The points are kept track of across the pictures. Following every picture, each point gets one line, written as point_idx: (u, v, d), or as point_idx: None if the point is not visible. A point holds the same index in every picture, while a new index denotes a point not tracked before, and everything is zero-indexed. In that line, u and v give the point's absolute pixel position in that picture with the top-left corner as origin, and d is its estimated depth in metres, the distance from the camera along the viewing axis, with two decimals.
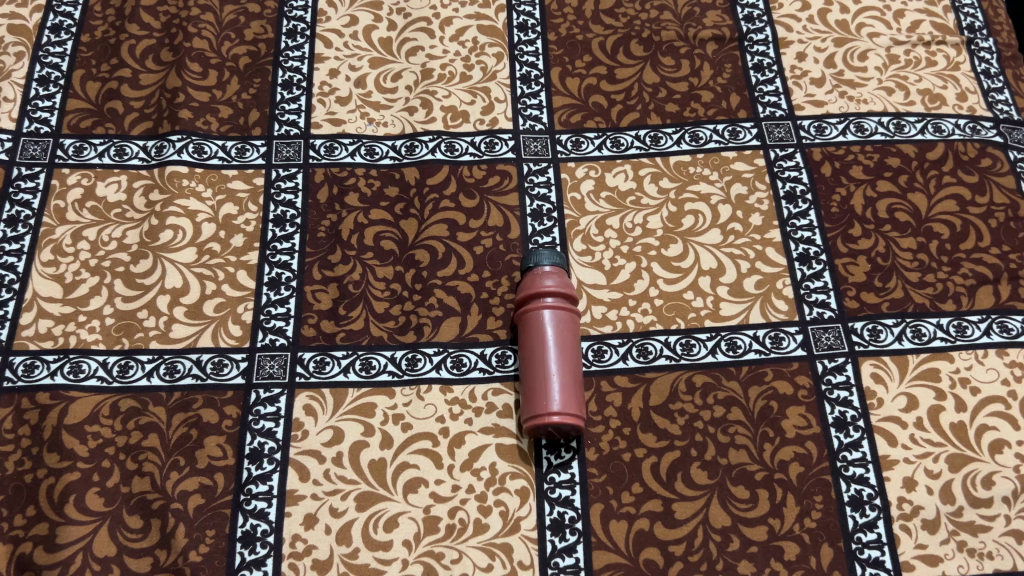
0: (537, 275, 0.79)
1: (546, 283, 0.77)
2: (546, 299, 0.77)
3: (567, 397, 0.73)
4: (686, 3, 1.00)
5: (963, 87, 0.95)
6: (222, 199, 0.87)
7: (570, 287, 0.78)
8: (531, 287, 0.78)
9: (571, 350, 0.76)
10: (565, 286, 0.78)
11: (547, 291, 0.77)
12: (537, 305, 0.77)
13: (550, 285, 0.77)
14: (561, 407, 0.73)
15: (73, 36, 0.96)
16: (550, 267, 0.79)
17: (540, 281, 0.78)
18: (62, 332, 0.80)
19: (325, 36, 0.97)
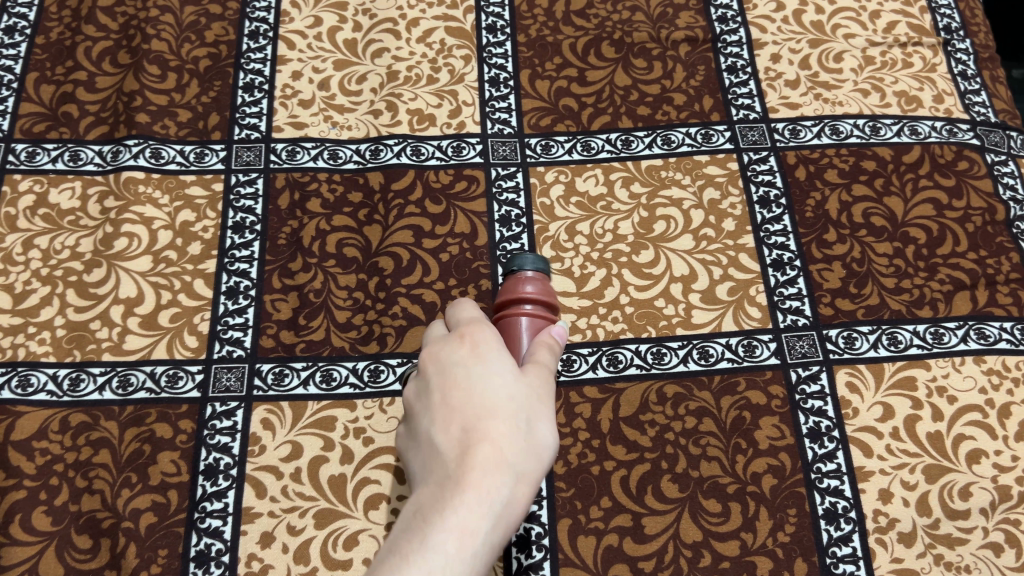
0: (517, 280, 0.67)
1: (527, 289, 0.67)
2: (526, 306, 0.66)
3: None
4: (658, 4, 0.98)
5: (940, 89, 0.93)
6: (179, 206, 0.84)
7: (552, 296, 0.68)
8: (513, 291, 0.67)
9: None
10: (548, 294, 0.67)
11: (529, 299, 0.66)
12: (517, 312, 0.65)
13: (533, 291, 0.66)
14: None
15: (27, 38, 0.93)
16: (533, 271, 0.69)
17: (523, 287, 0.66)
18: (11, 344, 0.77)
19: (288, 38, 0.94)
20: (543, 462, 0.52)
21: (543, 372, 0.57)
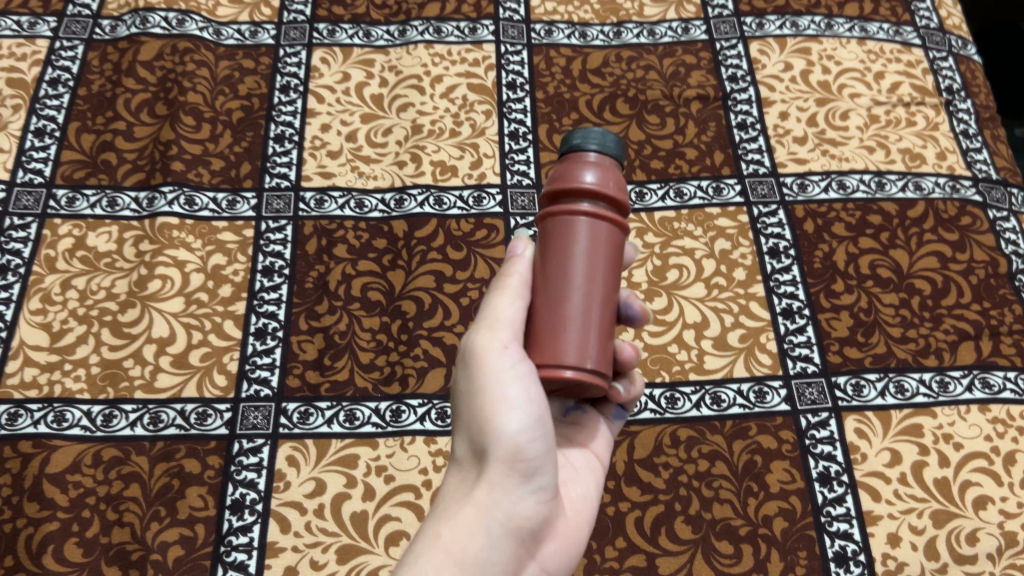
0: (571, 164, 0.50)
1: (583, 172, 0.50)
2: (583, 203, 0.50)
3: (600, 347, 0.51)
4: (671, 63, 1.03)
5: (943, 147, 0.97)
6: (211, 250, 0.88)
7: (619, 188, 0.51)
8: (558, 178, 0.51)
9: (590, 275, 0.51)
10: (613, 184, 0.50)
11: (586, 189, 0.50)
12: (565, 204, 0.50)
13: (592, 181, 0.50)
14: (592, 366, 0.50)
15: (70, 89, 0.97)
16: (596, 151, 0.51)
17: (575, 174, 0.50)
18: (47, 381, 0.80)
19: (317, 92, 0.99)
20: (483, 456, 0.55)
21: (487, 324, 0.54)
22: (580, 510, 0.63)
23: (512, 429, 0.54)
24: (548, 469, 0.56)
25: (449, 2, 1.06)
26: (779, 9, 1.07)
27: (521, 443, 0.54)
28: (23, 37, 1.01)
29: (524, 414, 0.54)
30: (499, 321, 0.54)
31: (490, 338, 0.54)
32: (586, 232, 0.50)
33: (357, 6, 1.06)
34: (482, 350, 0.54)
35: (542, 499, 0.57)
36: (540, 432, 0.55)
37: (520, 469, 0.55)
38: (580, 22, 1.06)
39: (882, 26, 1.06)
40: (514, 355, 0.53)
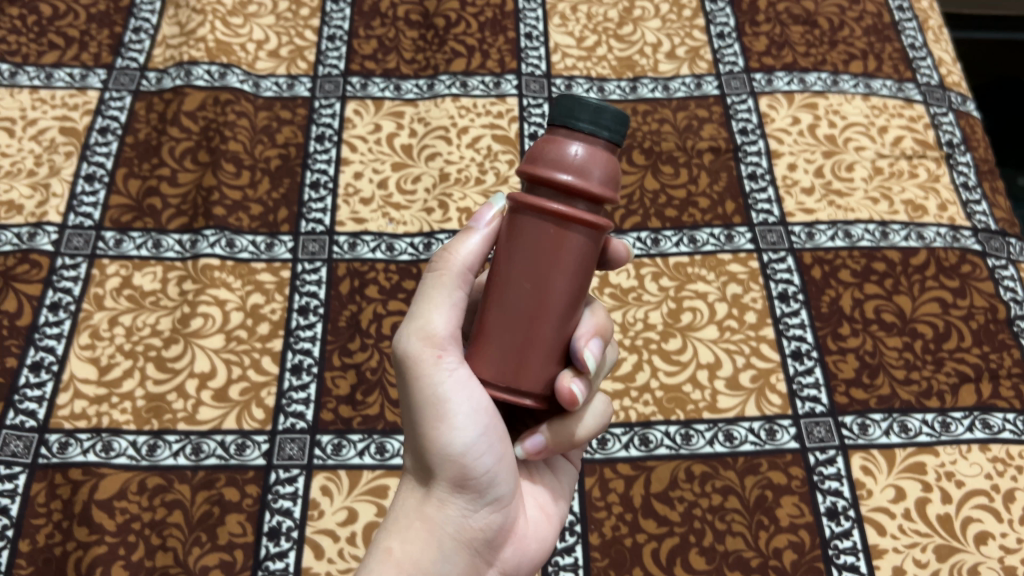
0: (556, 147, 0.45)
1: (564, 165, 0.44)
2: (558, 203, 0.45)
3: (546, 370, 0.50)
4: (684, 116, 1.08)
5: (944, 198, 1.02)
6: (250, 290, 0.93)
7: (606, 184, 0.45)
8: (535, 167, 0.45)
9: (548, 288, 0.47)
10: (597, 179, 0.45)
11: (563, 187, 0.45)
12: (538, 197, 0.46)
13: (571, 177, 0.44)
14: (535, 393, 0.50)
15: (118, 138, 1.04)
16: (586, 134, 0.45)
17: (552, 168, 0.45)
18: (96, 412, 0.85)
19: (350, 142, 1.04)
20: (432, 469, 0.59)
21: (421, 337, 0.56)
22: (545, 509, 0.68)
23: (453, 445, 0.57)
24: (498, 480, 0.60)
25: (475, 57, 1.12)
26: (788, 66, 1.13)
27: (464, 458, 0.58)
28: (75, 88, 1.08)
29: (464, 429, 0.57)
30: (430, 335, 0.56)
31: (421, 353, 0.56)
32: (552, 239, 0.46)
33: (388, 60, 1.12)
34: (414, 365, 0.56)
35: (497, 507, 0.61)
36: (483, 443, 0.58)
37: (466, 483, 0.59)
38: (598, 76, 1.12)
39: (885, 82, 1.12)
40: (446, 368, 0.56)
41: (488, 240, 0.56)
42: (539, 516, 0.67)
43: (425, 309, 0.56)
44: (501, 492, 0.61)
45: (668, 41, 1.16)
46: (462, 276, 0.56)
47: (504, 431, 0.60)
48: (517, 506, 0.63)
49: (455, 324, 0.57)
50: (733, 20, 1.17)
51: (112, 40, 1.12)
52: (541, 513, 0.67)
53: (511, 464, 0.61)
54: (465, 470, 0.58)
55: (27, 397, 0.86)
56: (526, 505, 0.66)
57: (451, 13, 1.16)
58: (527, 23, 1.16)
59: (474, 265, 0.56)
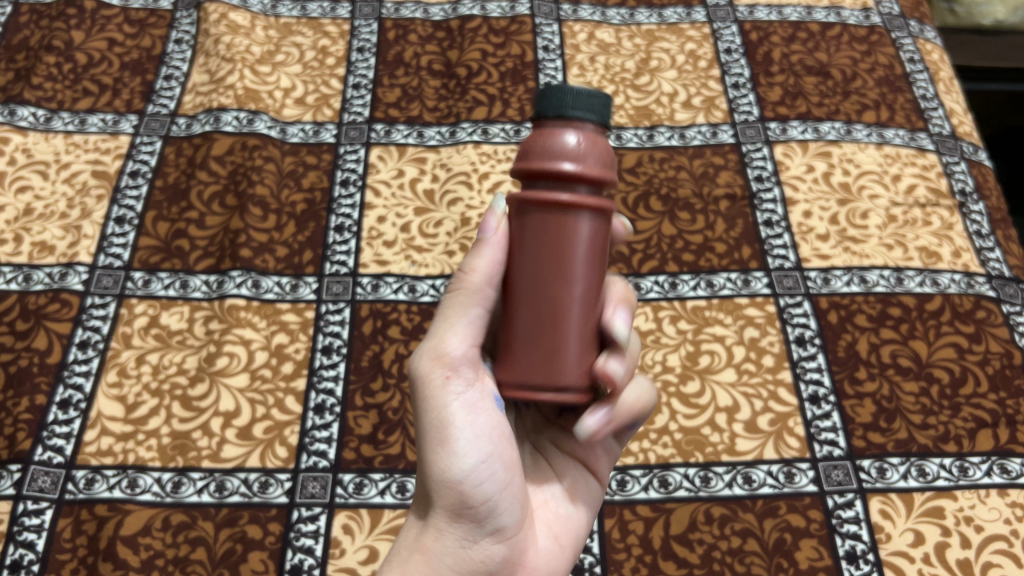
0: (551, 135, 0.48)
1: (564, 150, 0.47)
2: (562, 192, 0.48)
3: (582, 364, 0.51)
4: (700, 163, 1.10)
5: (958, 246, 1.03)
6: (274, 330, 0.95)
7: (603, 163, 0.48)
8: (537, 156, 0.48)
9: (560, 284, 0.50)
10: (595, 158, 0.48)
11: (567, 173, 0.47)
12: (539, 191, 0.49)
13: (572, 165, 0.47)
14: (575, 387, 0.51)
15: (148, 181, 1.06)
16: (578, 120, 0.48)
17: (554, 156, 0.47)
18: (122, 449, 0.86)
19: (375, 187, 1.07)
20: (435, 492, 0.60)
21: (433, 357, 0.59)
22: (558, 539, 0.68)
23: (453, 468, 0.59)
24: (499, 509, 0.61)
25: (496, 105, 1.15)
26: (802, 115, 1.15)
27: (463, 484, 0.59)
28: (107, 133, 1.11)
29: (466, 452, 0.59)
30: (439, 354, 0.58)
31: (429, 373, 0.59)
32: (560, 228, 0.49)
33: (411, 108, 1.15)
34: (423, 386, 0.59)
35: (499, 538, 0.62)
36: (483, 469, 0.59)
37: (467, 510, 0.60)
38: (615, 125, 1.14)
39: (898, 132, 1.14)
40: (452, 390, 0.58)
41: (501, 248, 0.54)
42: (551, 546, 0.67)
43: (440, 330, 0.59)
44: (502, 522, 0.61)
45: (684, 90, 1.18)
46: (480, 290, 0.56)
47: (509, 458, 0.61)
48: (524, 539, 0.64)
49: (469, 344, 0.59)
50: (748, 71, 1.20)
51: (145, 87, 1.16)
52: (553, 543, 0.67)
53: (514, 494, 0.62)
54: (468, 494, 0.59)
55: (55, 433, 0.87)
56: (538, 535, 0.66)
57: (472, 63, 1.19)
58: (547, 72, 1.19)
59: (495, 279, 0.56)
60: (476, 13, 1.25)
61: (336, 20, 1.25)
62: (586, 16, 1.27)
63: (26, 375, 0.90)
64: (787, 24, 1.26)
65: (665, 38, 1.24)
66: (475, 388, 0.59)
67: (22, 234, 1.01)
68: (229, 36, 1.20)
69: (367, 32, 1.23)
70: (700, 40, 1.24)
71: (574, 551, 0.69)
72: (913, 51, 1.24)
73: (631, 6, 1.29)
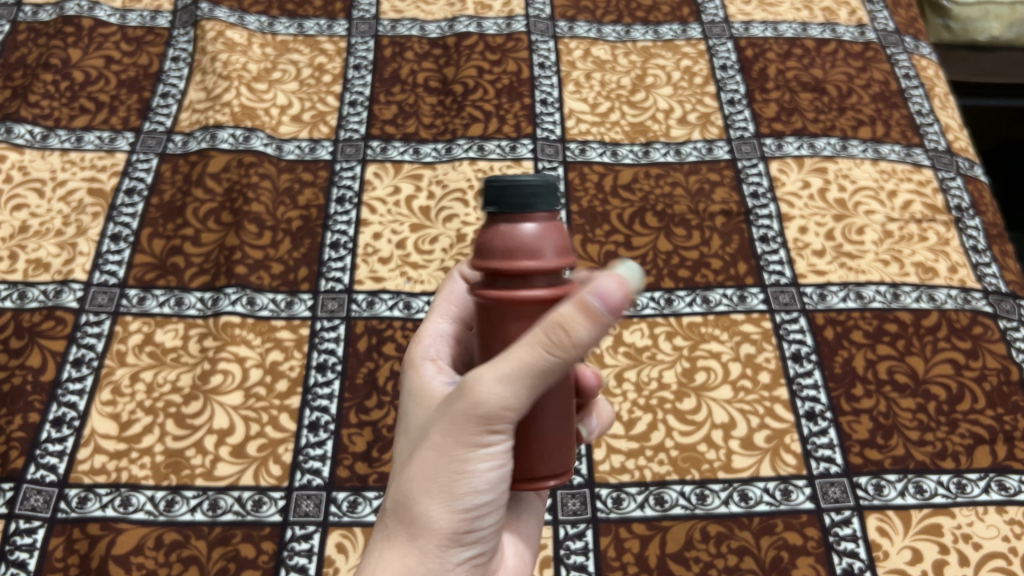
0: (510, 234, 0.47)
1: (521, 253, 0.47)
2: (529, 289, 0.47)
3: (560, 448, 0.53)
4: (696, 179, 1.10)
5: (954, 261, 1.03)
6: (269, 347, 0.95)
7: (562, 251, 0.48)
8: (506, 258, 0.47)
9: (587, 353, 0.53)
10: (555, 249, 0.47)
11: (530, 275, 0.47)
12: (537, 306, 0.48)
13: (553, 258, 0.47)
14: (558, 469, 0.53)
15: (144, 199, 1.06)
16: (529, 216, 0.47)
17: (517, 258, 0.47)
18: (115, 467, 0.86)
19: (370, 203, 1.07)
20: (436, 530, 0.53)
21: (490, 405, 0.49)
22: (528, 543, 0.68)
23: (461, 519, 0.53)
24: (487, 549, 0.57)
25: (492, 122, 1.15)
26: (798, 131, 1.15)
27: (464, 533, 0.54)
28: (104, 150, 1.11)
29: (480, 507, 0.54)
30: (501, 411, 0.49)
31: (479, 422, 0.50)
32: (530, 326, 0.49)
33: (408, 125, 1.15)
34: (467, 426, 0.50)
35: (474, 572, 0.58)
36: (490, 522, 0.55)
37: (459, 553, 0.56)
38: (611, 141, 1.15)
39: (893, 147, 1.14)
40: (494, 447, 0.51)
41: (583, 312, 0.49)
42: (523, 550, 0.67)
43: (498, 378, 0.48)
44: (483, 560, 0.58)
45: (680, 106, 1.18)
46: (559, 347, 0.46)
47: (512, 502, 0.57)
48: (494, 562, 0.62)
49: (521, 405, 0.49)
50: (743, 88, 1.20)
51: (141, 105, 1.16)
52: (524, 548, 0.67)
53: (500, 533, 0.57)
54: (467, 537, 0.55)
55: (48, 451, 0.87)
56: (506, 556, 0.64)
57: (468, 80, 1.19)
58: (543, 90, 1.19)
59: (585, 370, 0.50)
60: (472, 30, 1.26)
61: (333, 37, 1.25)
62: (582, 32, 1.27)
63: (20, 394, 0.90)
64: (782, 41, 1.26)
65: (661, 55, 1.25)
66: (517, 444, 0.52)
67: (17, 252, 1.01)
68: (225, 54, 1.20)
69: (364, 50, 1.24)
70: (696, 57, 1.24)
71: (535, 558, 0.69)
72: (908, 67, 1.24)
73: (627, 23, 1.29)
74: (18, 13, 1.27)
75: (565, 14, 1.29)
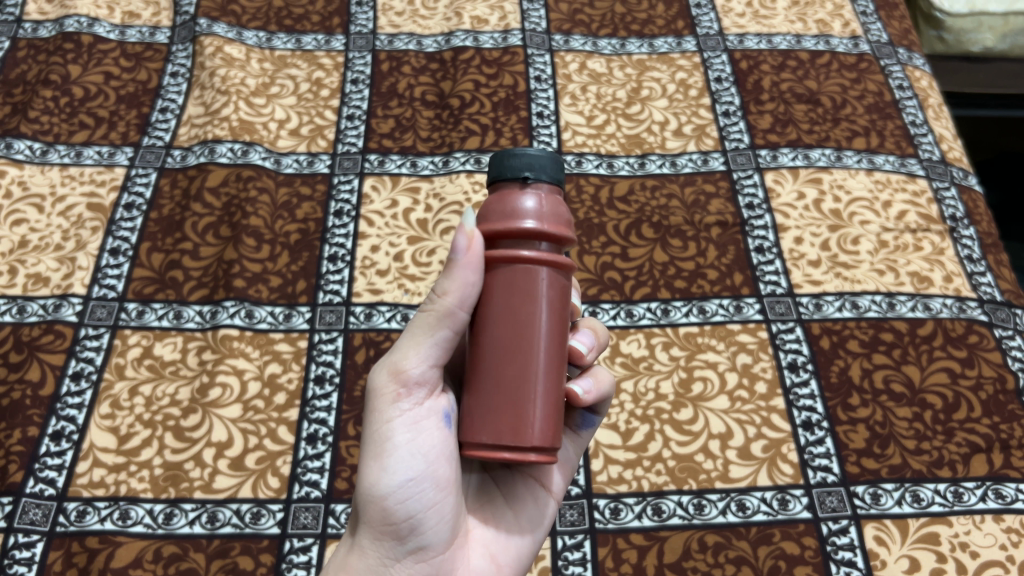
0: (513, 198, 0.53)
1: (521, 215, 0.52)
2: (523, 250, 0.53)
3: (547, 427, 0.53)
4: (692, 191, 1.11)
5: (949, 270, 1.04)
6: (268, 359, 0.95)
7: (562, 223, 0.53)
8: (500, 222, 0.53)
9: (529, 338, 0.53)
10: (553, 220, 0.53)
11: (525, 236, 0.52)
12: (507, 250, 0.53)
13: (535, 222, 0.52)
14: (538, 445, 0.53)
15: (143, 213, 1.07)
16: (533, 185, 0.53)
17: (514, 218, 0.52)
18: (114, 481, 0.86)
19: (368, 216, 1.08)
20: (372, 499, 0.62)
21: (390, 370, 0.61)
22: (496, 560, 0.68)
23: (381, 483, 0.61)
24: (423, 527, 0.63)
25: (488, 135, 1.16)
26: (792, 142, 1.16)
27: (388, 499, 0.61)
28: (103, 165, 1.12)
29: (395, 470, 0.61)
30: (399, 372, 0.60)
31: (387, 384, 0.61)
32: (525, 287, 0.53)
33: (405, 138, 1.16)
34: (376, 397, 0.62)
35: (423, 557, 0.63)
36: (411, 487, 0.61)
37: (390, 526, 0.62)
38: (607, 153, 1.15)
39: (888, 158, 1.15)
40: (400, 406, 0.61)
41: (472, 265, 0.53)
42: (487, 565, 0.67)
43: (405, 349, 0.60)
44: (426, 541, 0.63)
45: (675, 119, 1.19)
46: (452, 314, 0.56)
47: (441, 478, 0.63)
48: (453, 560, 0.65)
49: (428, 366, 0.60)
50: (738, 100, 1.21)
51: (140, 119, 1.17)
52: (489, 563, 0.68)
53: (442, 515, 0.63)
54: (401, 509, 0.62)
55: (47, 465, 0.87)
56: (471, 554, 0.67)
57: (465, 94, 1.20)
58: (539, 103, 1.20)
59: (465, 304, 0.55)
60: (468, 44, 1.27)
61: (331, 52, 1.26)
62: (577, 46, 1.28)
63: (19, 408, 0.90)
64: (777, 53, 1.27)
65: (656, 68, 1.25)
66: (421, 407, 0.62)
67: (17, 267, 1.02)
68: (224, 69, 1.21)
69: (361, 64, 1.25)
70: (691, 70, 1.25)
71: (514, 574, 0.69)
72: (902, 77, 1.25)
73: (623, 36, 1.30)
74: (18, 30, 1.28)
75: (561, 28, 1.30)
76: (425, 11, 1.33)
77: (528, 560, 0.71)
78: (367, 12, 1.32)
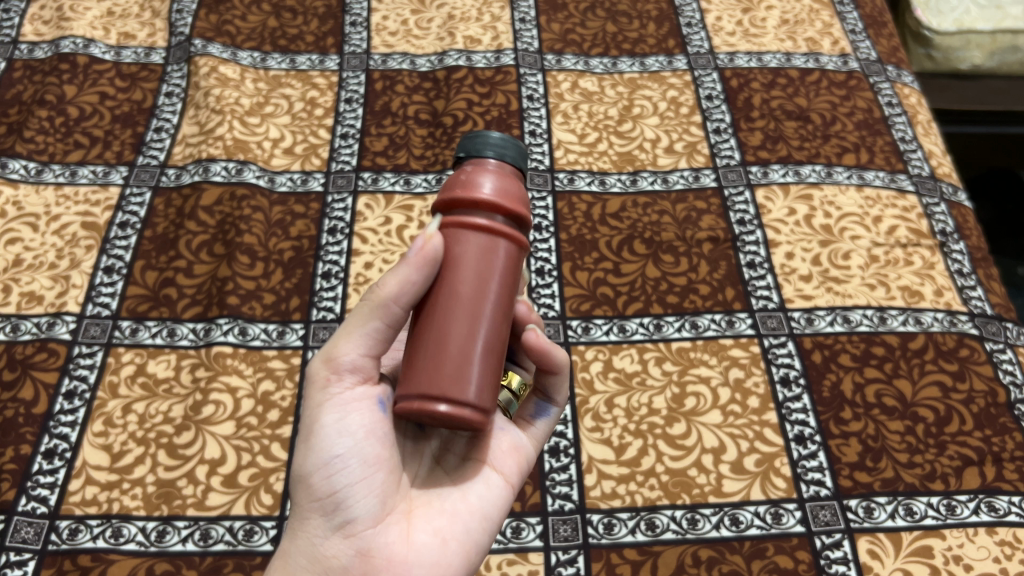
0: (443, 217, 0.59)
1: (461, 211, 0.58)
2: (480, 219, 0.57)
3: (484, 385, 0.56)
4: (683, 208, 1.12)
5: (940, 284, 1.04)
6: (261, 376, 0.95)
7: (455, 190, 0.58)
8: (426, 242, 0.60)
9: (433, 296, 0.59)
10: (510, 195, 0.57)
11: (485, 206, 0.57)
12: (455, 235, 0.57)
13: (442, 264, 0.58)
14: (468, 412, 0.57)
15: (137, 231, 1.08)
16: (495, 161, 0.59)
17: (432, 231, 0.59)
18: (106, 499, 0.86)
19: (362, 234, 1.08)
20: (305, 480, 0.63)
21: (325, 358, 0.64)
22: (440, 534, 0.65)
23: (311, 462, 0.63)
24: (351, 501, 0.63)
25: None
26: (783, 158, 1.17)
27: (315, 476, 0.63)
28: (98, 184, 1.12)
29: (324, 447, 0.63)
30: (330, 360, 0.63)
31: (318, 369, 0.64)
32: (481, 249, 0.57)
33: (399, 156, 1.17)
34: (309, 385, 0.65)
35: (352, 535, 0.63)
36: (339, 461, 0.63)
37: (318, 504, 0.63)
38: (599, 171, 1.16)
39: (878, 173, 1.16)
40: (330, 391, 0.64)
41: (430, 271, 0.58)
42: (430, 541, 0.65)
43: (339, 339, 0.63)
44: (354, 515, 0.63)
45: (666, 136, 1.20)
46: (386, 307, 0.60)
47: (370, 455, 0.64)
48: (382, 532, 0.64)
49: (359, 354, 0.63)
50: (729, 117, 1.22)
51: (135, 139, 1.18)
52: (433, 537, 0.65)
53: (372, 491, 0.64)
54: (332, 486, 0.63)
55: (40, 483, 0.87)
56: (411, 530, 0.65)
57: (459, 113, 1.21)
58: (531, 121, 1.21)
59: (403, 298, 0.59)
60: (461, 64, 1.28)
61: (325, 72, 1.27)
62: (570, 65, 1.29)
63: (12, 426, 0.90)
64: (767, 71, 1.28)
65: (647, 86, 1.26)
66: (353, 389, 0.65)
67: (11, 285, 1.02)
68: (219, 89, 1.21)
69: (355, 84, 1.26)
70: (682, 88, 1.26)
71: (463, 552, 0.66)
72: (891, 95, 1.26)
73: (614, 55, 1.31)
74: (14, 51, 1.29)
75: (553, 47, 1.32)
76: (418, 31, 1.34)
77: (479, 540, 0.68)
78: (361, 32, 1.33)
